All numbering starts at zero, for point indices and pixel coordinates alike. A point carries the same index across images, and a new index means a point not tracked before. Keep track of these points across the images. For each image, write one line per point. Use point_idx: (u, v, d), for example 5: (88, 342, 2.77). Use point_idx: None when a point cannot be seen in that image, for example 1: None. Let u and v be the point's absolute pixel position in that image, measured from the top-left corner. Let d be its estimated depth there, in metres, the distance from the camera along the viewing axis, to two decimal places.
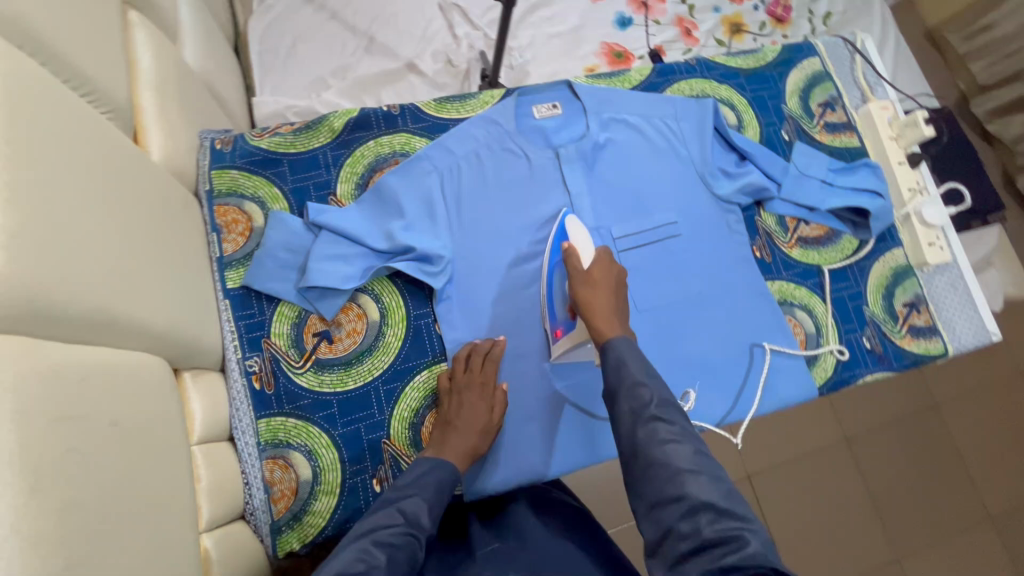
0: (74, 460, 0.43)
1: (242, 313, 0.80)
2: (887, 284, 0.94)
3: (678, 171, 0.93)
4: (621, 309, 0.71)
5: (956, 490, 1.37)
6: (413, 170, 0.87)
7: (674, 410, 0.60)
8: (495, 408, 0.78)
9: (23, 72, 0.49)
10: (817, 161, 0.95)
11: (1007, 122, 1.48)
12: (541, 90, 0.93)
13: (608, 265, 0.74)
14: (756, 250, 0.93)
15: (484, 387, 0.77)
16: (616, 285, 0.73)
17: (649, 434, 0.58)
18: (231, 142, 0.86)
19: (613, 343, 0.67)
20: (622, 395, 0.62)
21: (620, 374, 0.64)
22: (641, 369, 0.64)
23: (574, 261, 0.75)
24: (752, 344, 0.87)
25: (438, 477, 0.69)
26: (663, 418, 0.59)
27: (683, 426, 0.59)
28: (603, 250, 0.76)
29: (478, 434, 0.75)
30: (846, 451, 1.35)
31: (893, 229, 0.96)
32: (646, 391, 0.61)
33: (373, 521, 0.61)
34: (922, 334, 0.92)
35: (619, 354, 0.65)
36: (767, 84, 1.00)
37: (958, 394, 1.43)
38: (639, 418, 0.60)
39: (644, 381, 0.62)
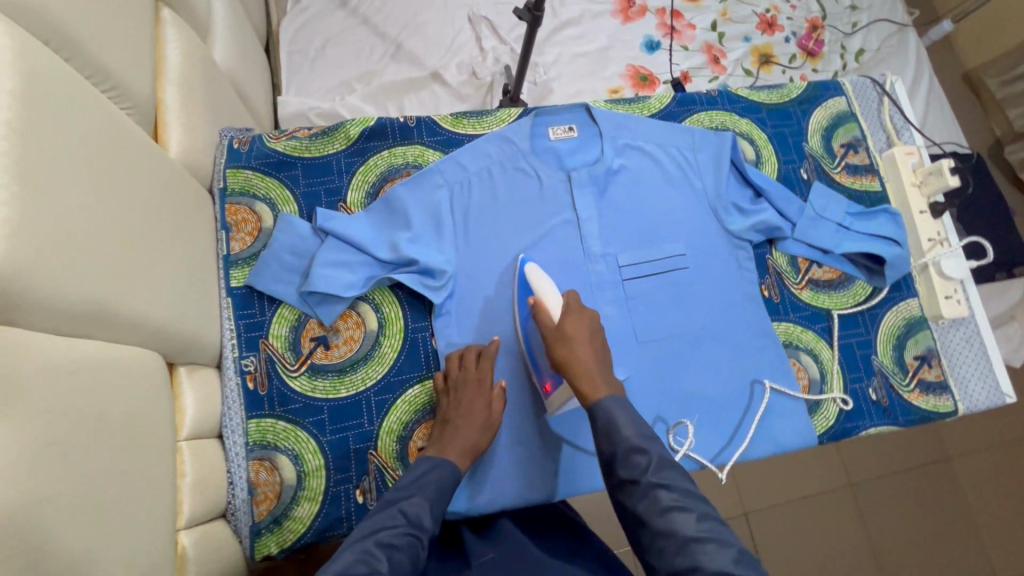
0: (55, 453, 0.44)
1: (243, 312, 0.81)
2: (898, 335, 0.91)
3: (691, 203, 0.91)
4: (597, 363, 0.69)
5: (963, 550, 1.32)
6: (424, 183, 0.87)
7: (672, 473, 0.60)
8: (494, 403, 0.77)
9: (46, 66, 0.50)
10: (834, 203, 0.93)
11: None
12: (558, 111, 0.92)
13: (577, 315, 0.73)
14: (765, 289, 0.91)
15: (481, 383, 0.77)
16: (590, 336, 0.71)
17: (652, 502, 0.58)
18: (249, 142, 0.88)
19: (602, 401, 0.66)
20: (620, 462, 0.62)
21: (615, 442, 0.63)
22: (633, 431, 0.63)
23: (546, 315, 0.74)
24: (752, 380, 0.86)
25: (436, 477, 0.68)
26: (663, 484, 0.59)
27: (684, 488, 0.59)
28: (571, 298, 0.75)
29: (478, 430, 0.74)
30: (849, 497, 1.31)
31: (909, 278, 0.94)
32: (643, 456, 0.61)
33: (375, 522, 0.61)
34: (933, 389, 0.89)
35: (609, 417, 0.65)
36: (788, 121, 0.99)
37: (970, 449, 1.38)
38: (639, 486, 0.60)
39: (641, 445, 0.62)
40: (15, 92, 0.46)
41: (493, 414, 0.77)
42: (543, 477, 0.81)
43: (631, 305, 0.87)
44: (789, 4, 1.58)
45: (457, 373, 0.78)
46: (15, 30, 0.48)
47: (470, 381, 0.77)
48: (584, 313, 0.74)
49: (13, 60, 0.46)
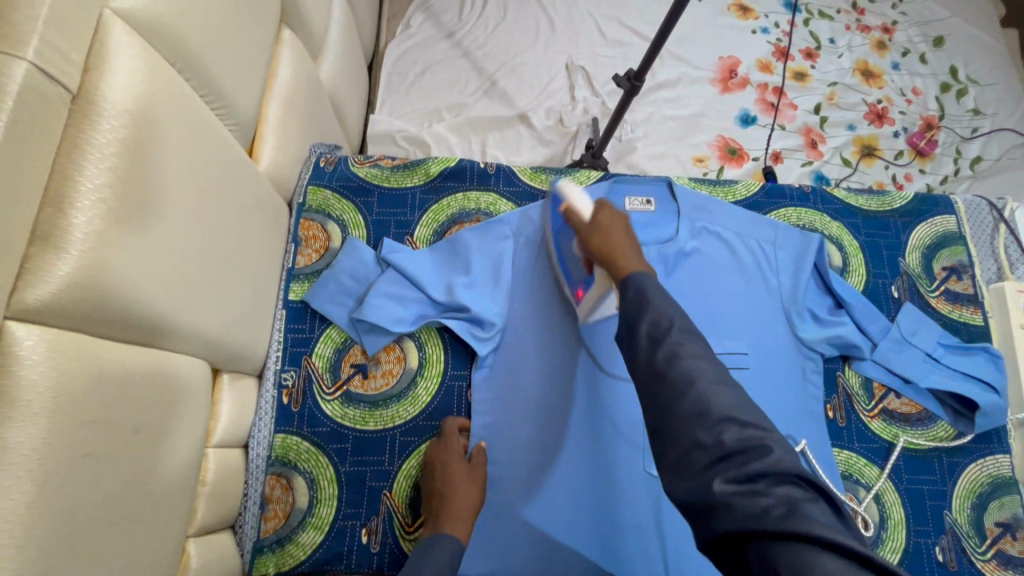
0: (92, 461, 0.45)
1: (294, 326, 0.82)
2: (979, 492, 0.80)
3: (762, 300, 0.86)
4: (631, 243, 0.69)
5: None
6: (490, 231, 0.87)
7: (694, 333, 0.56)
8: (474, 459, 0.76)
9: (166, 86, 0.54)
10: (925, 330, 0.85)
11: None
12: (638, 182, 0.91)
13: (612, 210, 0.74)
14: (830, 408, 0.83)
15: (456, 456, 0.76)
16: (623, 225, 0.72)
17: (671, 355, 0.54)
18: (334, 163, 0.91)
19: (633, 273, 0.64)
20: (643, 321, 0.58)
21: (641, 303, 0.60)
22: (660, 298, 0.60)
23: (578, 217, 0.75)
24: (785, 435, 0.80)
25: (432, 552, 0.68)
26: (686, 340, 0.55)
27: (703, 349, 0.55)
28: (606, 204, 0.76)
29: (465, 483, 0.74)
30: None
31: (1003, 432, 0.83)
32: (667, 319, 0.57)
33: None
34: (1015, 565, 0.77)
35: (639, 283, 0.62)
36: (886, 232, 0.92)
37: None
38: (659, 343, 0.55)
39: (665, 308, 0.58)
40: (134, 110, 0.49)
41: (479, 477, 0.75)
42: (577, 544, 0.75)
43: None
44: (903, 97, 1.50)
45: (444, 446, 0.77)
46: (146, 52, 0.52)
47: (444, 456, 0.76)
48: (617, 210, 0.75)
49: (136, 85, 0.49)
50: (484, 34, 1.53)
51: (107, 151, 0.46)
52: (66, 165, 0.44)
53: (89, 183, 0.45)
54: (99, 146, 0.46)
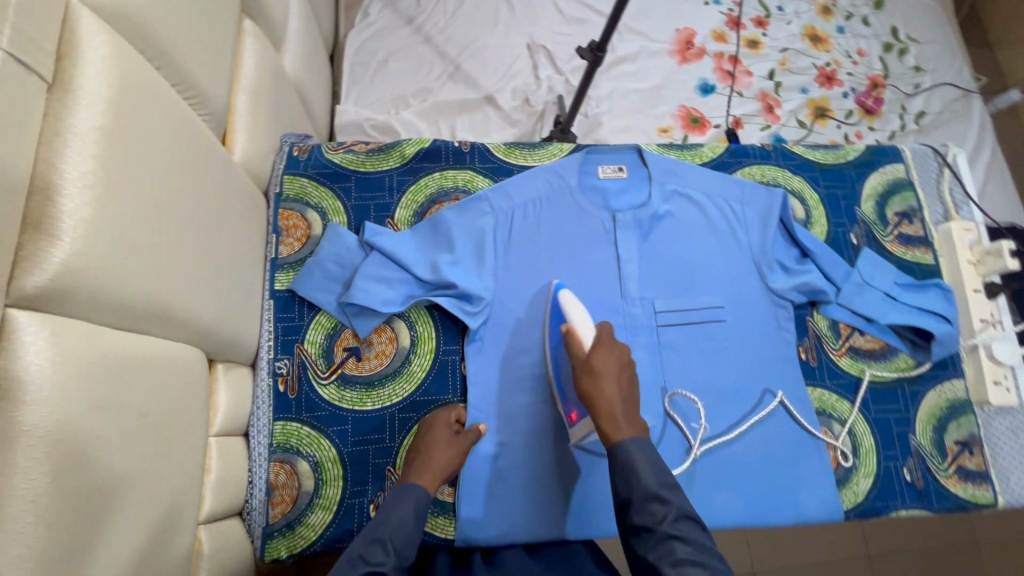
0: (104, 444, 0.46)
1: (282, 315, 0.83)
2: (940, 416, 0.87)
3: (733, 254, 0.91)
4: (625, 399, 0.69)
5: None
6: (470, 208, 0.88)
7: (689, 526, 0.61)
8: (463, 434, 0.77)
9: (138, 76, 0.54)
10: (883, 272, 0.91)
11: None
12: (610, 151, 0.94)
13: (608, 349, 0.73)
14: (802, 351, 0.89)
15: (447, 424, 0.78)
16: (619, 370, 0.71)
17: (664, 553, 0.59)
18: (308, 151, 0.91)
19: (618, 453, 0.65)
20: (635, 507, 0.63)
21: (631, 487, 0.63)
22: (654, 481, 0.63)
23: (576, 347, 0.75)
24: (764, 389, 0.86)
25: (404, 501, 0.69)
26: (679, 537, 0.60)
27: (697, 539, 0.60)
28: (602, 336, 0.74)
29: (442, 450, 0.75)
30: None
31: (957, 358, 0.90)
32: (660, 505, 0.62)
33: (344, 567, 0.61)
34: (972, 478, 0.85)
35: (628, 463, 0.64)
36: (843, 183, 0.97)
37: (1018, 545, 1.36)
38: (653, 535, 0.61)
39: (661, 496, 0.62)
40: (109, 99, 0.49)
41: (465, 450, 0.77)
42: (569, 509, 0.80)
43: (666, 384, 0.85)
44: (850, 60, 1.57)
45: (444, 414, 0.79)
46: (115, 40, 0.51)
47: (436, 425, 0.77)
48: (614, 344, 0.74)
49: (109, 74, 0.49)
50: (444, 18, 1.53)
51: (88, 139, 0.46)
52: (47, 153, 0.44)
53: (73, 170, 0.45)
54: (79, 134, 0.46)
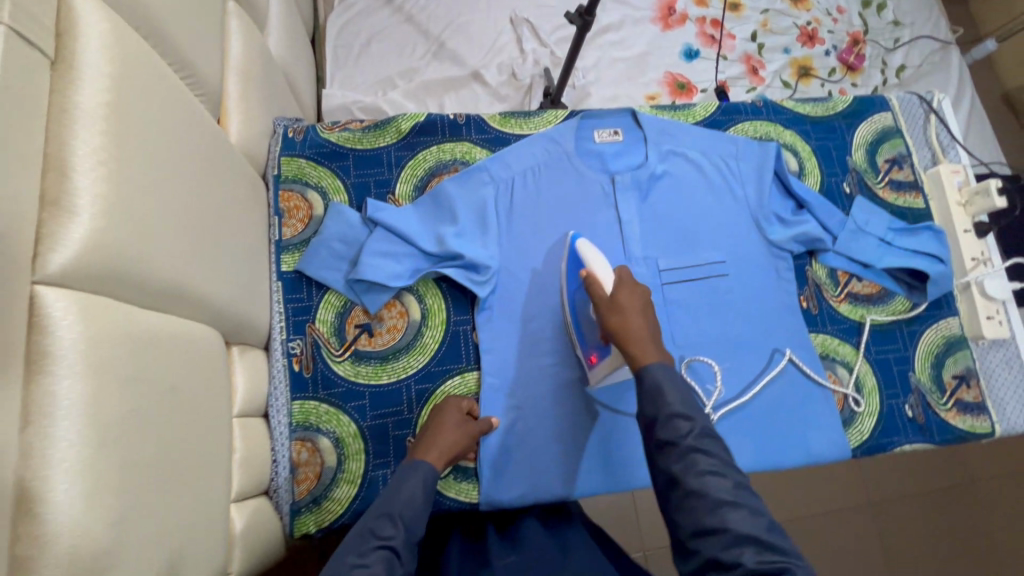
0: (141, 418, 0.47)
1: (292, 296, 0.83)
2: (937, 353, 0.91)
3: (731, 209, 0.92)
4: (650, 332, 0.69)
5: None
6: (471, 179, 0.89)
7: (713, 442, 0.59)
8: (473, 424, 0.78)
9: (138, 53, 0.53)
10: (877, 218, 0.93)
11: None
12: (605, 115, 0.94)
13: (632, 287, 0.72)
14: (803, 300, 0.91)
15: (457, 411, 0.78)
16: (643, 306, 0.71)
17: (688, 465, 0.58)
18: (303, 132, 0.90)
19: (647, 372, 0.64)
20: (660, 423, 0.61)
21: (657, 404, 0.62)
22: (679, 400, 0.62)
23: (597, 289, 0.73)
24: (773, 348, 0.88)
25: (412, 477, 0.68)
26: (702, 449, 0.58)
27: (721, 456, 0.59)
28: (624, 276, 0.74)
29: (453, 434, 0.75)
30: (865, 515, 1.47)
31: (951, 297, 0.93)
32: (684, 422, 0.60)
33: (353, 540, 0.61)
34: (970, 410, 0.89)
35: (656, 383, 0.63)
36: (833, 134, 0.99)
37: (987, 476, 1.53)
38: (677, 449, 0.59)
39: (686, 412, 0.61)
40: (113, 75, 0.48)
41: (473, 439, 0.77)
42: (591, 468, 0.82)
43: (681, 353, 0.87)
44: (831, 17, 1.58)
45: (453, 402, 0.79)
46: (112, 15, 0.51)
47: (447, 411, 0.77)
48: (637, 286, 0.74)
49: (111, 50, 0.49)
50: None
51: (96, 114, 0.46)
52: (59, 131, 0.44)
53: (85, 146, 0.44)
54: (87, 110, 0.45)
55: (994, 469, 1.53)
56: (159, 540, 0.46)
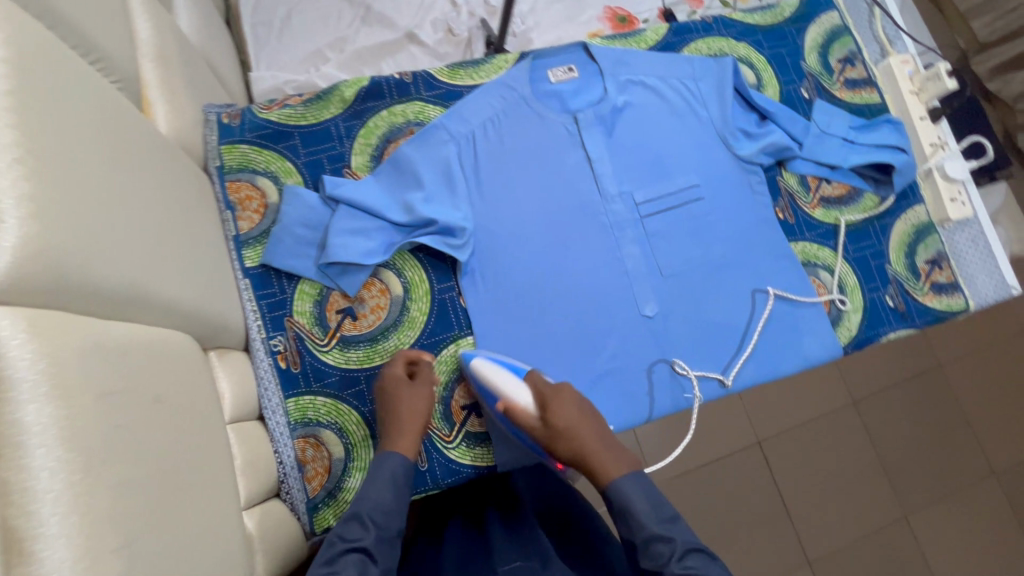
0: (129, 434, 0.43)
1: (263, 291, 0.78)
2: (909, 242, 0.93)
3: (698, 132, 0.91)
4: (597, 439, 0.71)
5: (957, 447, 1.58)
6: (429, 140, 0.84)
7: (701, 560, 0.58)
8: (421, 372, 0.76)
9: (34, 34, 0.46)
10: (838, 118, 0.94)
11: (1009, 79, 1.41)
12: (556, 53, 0.90)
13: (560, 398, 0.73)
14: (779, 211, 0.92)
15: (401, 374, 0.75)
16: (581, 415, 0.72)
17: None
18: (239, 116, 0.83)
19: (614, 483, 0.67)
20: (641, 551, 0.61)
21: (631, 525, 0.63)
22: (652, 515, 0.62)
23: (527, 418, 0.72)
24: (754, 289, 0.88)
25: (380, 476, 0.67)
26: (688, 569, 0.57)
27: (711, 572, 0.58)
28: (543, 391, 0.74)
29: (415, 399, 0.73)
30: (852, 412, 1.55)
31: (916, 185, 0.95)
32: (665, 545, 0.60)
33: (323, 549, 0.59)
34: (945, 290, 0.92)
35: (624, 496, 0.65)
36: (785, 41, 0.98)
37: (958, 356, 1.63)
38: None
39: (664, 532, 0.60)
40: (7, 60, 0.42)
41: (431, 381, 0.76)
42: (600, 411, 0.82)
43: (670, 284, 0.87)
44: None
45: (394, 367, 0.76)
46: None
47: (393, 382, 0.74)
48: (567, 392, 0.74)
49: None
50: None
51: None
52: None
53: None
54: None
55: (961, 347, 1.64)
56: (176, 556, 0.44)
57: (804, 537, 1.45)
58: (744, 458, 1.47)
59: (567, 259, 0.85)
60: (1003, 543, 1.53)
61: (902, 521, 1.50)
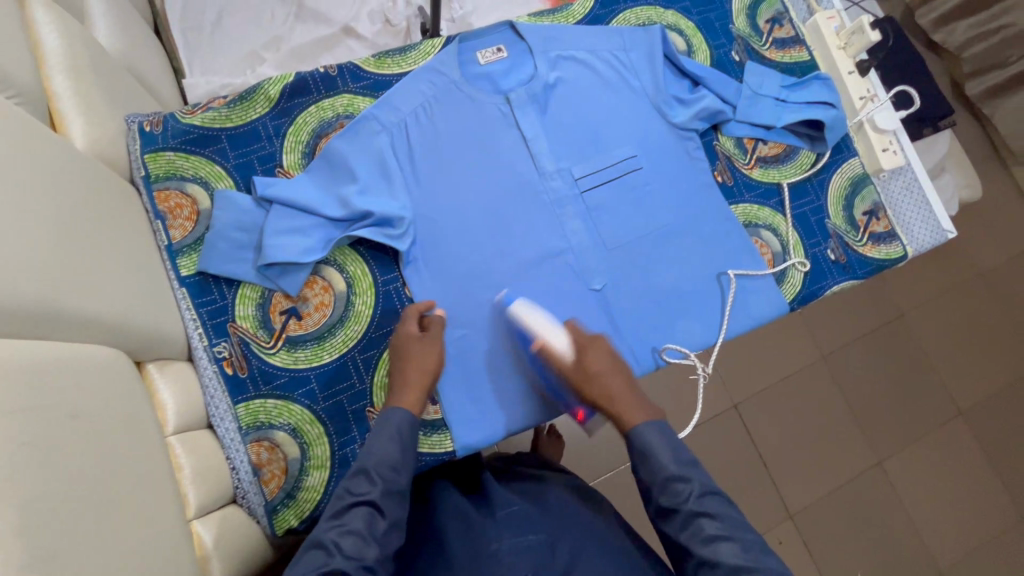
0: (34, 452, 0.44)
1: (201, 300, 0.77)
2: (846, 195, 0.95)
3: (632, 103, 0.91)
4: (624, 386, 0.73)
5: (925, 390, 1.62)
6: (360, 131, 0.83)
7: (712, 499, 0.63)
8: (431, 327, 0.77)
9: None
10: (769, 78, 0.94)
11: (951, 30, 1.63)
12: (483, 34, 0.90)
13: (597, 347, 0.77)
14: (718, 174, 0.93)
15: (412, 329, 0.77)
16: (616, 363, 0.75)
17: (695, 530, 0.61)
18: (161, 122, 0.80)
19: (636, 429, 0.69)
20: (660, 491, 0.65)
21: (651, 466, 0.66)
22: (672, 459, 0.66)
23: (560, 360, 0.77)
24: (718, 274, 0.88)
25: (386, 432, 0.68)
26: (703, 510, 0.62)
27: (724, 516, 0.62)
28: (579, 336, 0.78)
29: (422, 356, 0.75)
30: (822, 367, 1.59)
31: (848, 139, 0.97)
32: (684, 484, 0.64)
33: (332, 502, 0.62)
34: (883, 239, 0.94)
35: (645, 442, 0.68)
36: (712, 6, 0.99)
37: (921, 302, 1.68)
38: (680, 514, 0.63)
39: (680, 474, 0.65)
40: None
41: (441, 336, 0.77)
42: (551, 388, 0.83)
43: (614, 256, 0.87)
44: None
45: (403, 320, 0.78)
46: None
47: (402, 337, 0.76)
48: (597, 342, 0.77)
49: None
50: None
51: None
52: None
53: None
54: None
55: (922, 293, 1.68)
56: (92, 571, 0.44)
57: (784, 491, 1.49)
58: (720, 422, 1.50)
59: (511, 238, 0.85)
60: (972, 480, 1.59)
61: (876, 467, 1.55)
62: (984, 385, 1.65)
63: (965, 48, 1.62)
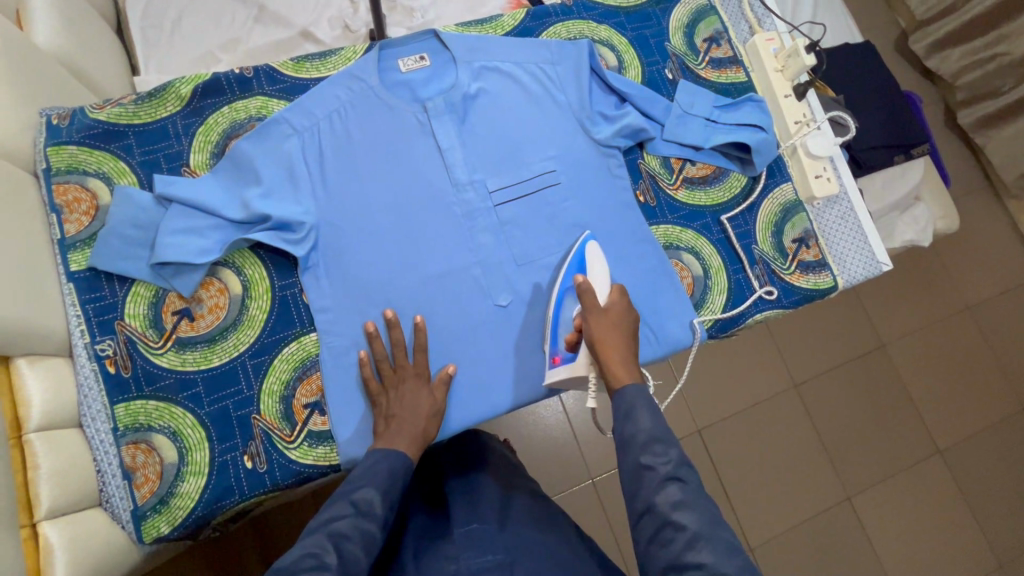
0: None
1: (89, 296, 0.76)
2: (776, 221, 0.92)
3: (556, 116, 0.89)
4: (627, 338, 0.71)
5: (902, 425, 1.56)
6: (269, 134, 0.82)
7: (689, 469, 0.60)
8: (439, 391, 0.77)
9: None
10: (700, 98, 0.92)
11: (945, 56, 1.59)
12: (406, 41, 0.89)
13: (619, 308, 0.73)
14: (640, 194, 0.91)
15: (418, 381, 0.77)
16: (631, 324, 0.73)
17: (662, 492, 0.58)
18: (68, 116, 0.80)
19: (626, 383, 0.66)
20: (639, 448, 0.61)
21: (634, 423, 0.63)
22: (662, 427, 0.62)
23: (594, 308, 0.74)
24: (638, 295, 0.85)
25: (391, 464, 0.68)
26: (678, 476, 0.59)
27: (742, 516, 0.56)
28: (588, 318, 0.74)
29: (414, 416, 0.74)
30: (793, 395, 1.54)
31: (781, 163, 0.94)
32: (665, 446, 0.61)
33: (334, 510, 0.62)
34: (812, 268, 0.91)
35: (631, 401, 0.64)
36: (648, 22, 0.97)
37: (901, 334, 1.62)
38: (653, 474, 0.59)
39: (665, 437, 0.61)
40: None
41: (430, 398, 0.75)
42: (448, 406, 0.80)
43: (525, 272, 0.85)
44: None
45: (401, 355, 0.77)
46: None
47: (410, 376, 0.77)
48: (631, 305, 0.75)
49: None
50: None
51: None
52: None
53: None
54: None
55: (904, 323, 1.63)
56: None
57: (747, 525, 1.43)
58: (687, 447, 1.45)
59: (419, 249, 0.84)
60: (948, 523, 1.51)
61: (845, 504, 1.49)
62: (964, 423, 1.59)
63: (959, 76, 1.58)
